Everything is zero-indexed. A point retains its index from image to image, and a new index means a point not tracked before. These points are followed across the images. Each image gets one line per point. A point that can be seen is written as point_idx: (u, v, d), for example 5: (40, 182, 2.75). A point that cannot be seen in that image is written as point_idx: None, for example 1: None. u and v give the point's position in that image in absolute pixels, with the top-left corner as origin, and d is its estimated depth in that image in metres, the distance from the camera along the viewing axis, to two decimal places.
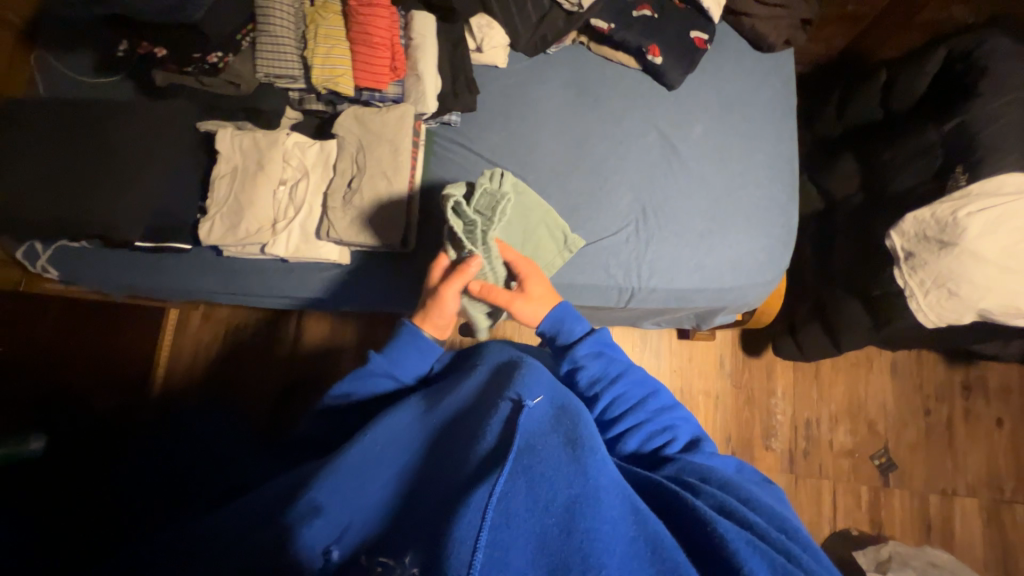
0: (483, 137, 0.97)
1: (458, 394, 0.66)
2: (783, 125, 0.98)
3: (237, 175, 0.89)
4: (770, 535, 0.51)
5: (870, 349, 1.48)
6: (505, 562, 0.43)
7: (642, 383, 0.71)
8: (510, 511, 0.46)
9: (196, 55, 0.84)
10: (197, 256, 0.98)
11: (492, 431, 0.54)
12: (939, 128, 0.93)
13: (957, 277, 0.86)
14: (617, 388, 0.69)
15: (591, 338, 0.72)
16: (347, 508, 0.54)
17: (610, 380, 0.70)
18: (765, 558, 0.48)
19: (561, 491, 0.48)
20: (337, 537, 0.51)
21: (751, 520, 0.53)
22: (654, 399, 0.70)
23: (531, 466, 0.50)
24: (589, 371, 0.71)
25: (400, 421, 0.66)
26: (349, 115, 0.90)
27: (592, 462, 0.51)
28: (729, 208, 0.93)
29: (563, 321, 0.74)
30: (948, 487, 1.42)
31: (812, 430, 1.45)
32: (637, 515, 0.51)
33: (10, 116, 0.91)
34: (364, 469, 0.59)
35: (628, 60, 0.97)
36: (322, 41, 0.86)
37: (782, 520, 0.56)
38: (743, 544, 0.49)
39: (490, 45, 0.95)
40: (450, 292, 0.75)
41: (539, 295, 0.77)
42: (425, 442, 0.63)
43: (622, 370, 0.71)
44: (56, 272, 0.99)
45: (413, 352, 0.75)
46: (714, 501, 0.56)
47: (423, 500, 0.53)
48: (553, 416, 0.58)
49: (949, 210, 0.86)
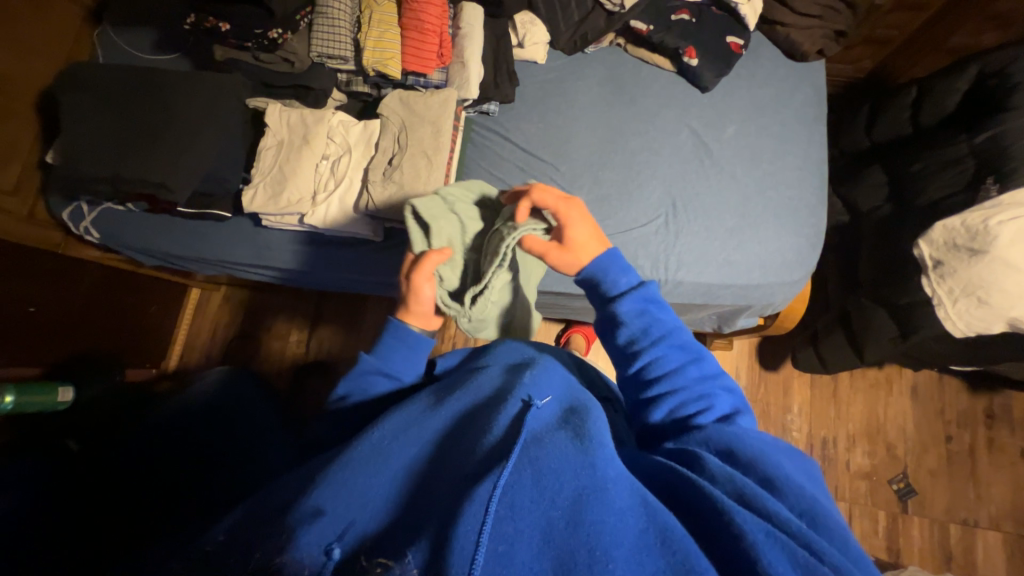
0: (520, 128, 1.00)
1: (470, 390, 0.60)
2: (813, 130, 1.00)
3: (283, 148, 0.94)
4: (791, 525, 0.41)
5: (889, 370, 1.46)
6: (509, 558, 0.40)
7: (686, 348, 0.59)
8: (517, 502, 0.43)
9: (257, 31, 0.89)
10: (235, 225, 1.01)
11: (498, 426, 0.51)
12: (971, 140, 0.95)
13: (987, 286, 0.87)
14: (656, 347, 0.59)
15: (634, 291, 0.62)
16: (355, 507, 0.47)
17: (651, 340, 0.60)
18: (785, 550, 0.40)
19: (568, 482, 0.45)
20: (339, 534, 0.44)
21: (775, 510, 0.42)
22: (697, 366, 0.58)
23: (537, 459, 0.47)
24: (629, 326, 0.61)
25: (408, 416, 0.57)
26: (394, 97, 0.94)
27: (600, 456, 0.48)
28: (758, 207, 0.95)
29: (608, 270, 0.64)
30: (969, 518, 1.38)
31: (829, 449, 1.42)
32: (648, 507, 0.44)
33: (68, 78, 0.93)
34: (377, 462, 0.51)
35: (664, 62, 1.01)
36: (375, 26, 0.92)
37: (815, 503, 0.45)
38: (762, 535, 0.40)
39: (531, 42, 0.99)
40: (423, 276, 0.69)
41: (580, 243, 0.66)
42: (437, 437, 0.55)
43: (666, 330, 0.60)
44: (97, 234, 1.03)
45: (398, 344, 0.69)
46: (730, 488, 0.45)
47: (440, 491, 0.48)
48: (561, 415, 0.54)
49: (979, 219, 0.87)
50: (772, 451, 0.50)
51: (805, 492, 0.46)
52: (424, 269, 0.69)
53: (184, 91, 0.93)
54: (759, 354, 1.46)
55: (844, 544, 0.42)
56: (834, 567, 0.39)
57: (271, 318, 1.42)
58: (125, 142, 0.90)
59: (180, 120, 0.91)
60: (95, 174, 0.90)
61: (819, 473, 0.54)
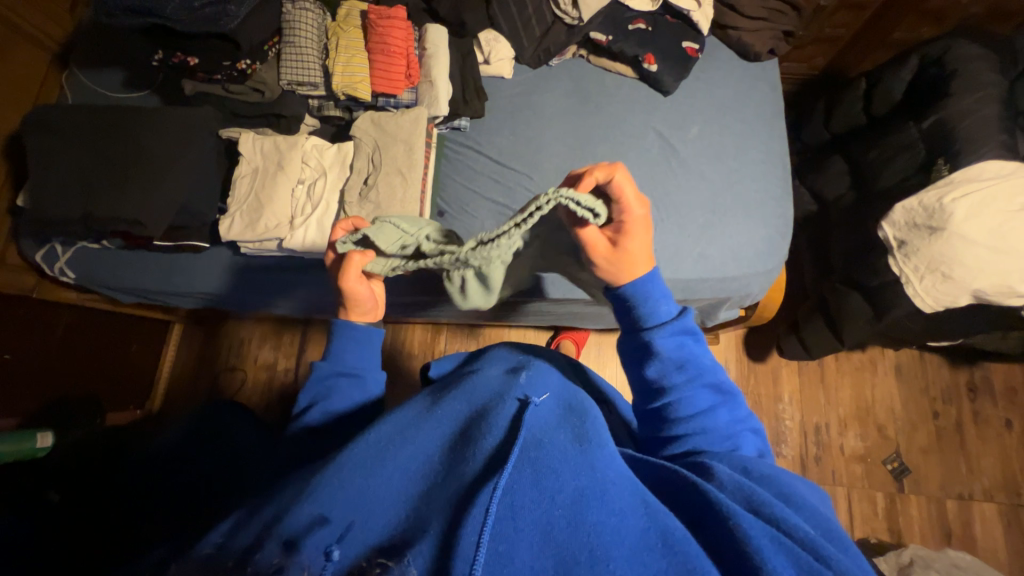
0: (492, 141, 1.03)
1: (466, 391, 0.59)
2: (772, 125, 1.05)
3: (258, 175, 0.94)
4: (798, 534, 0.43)
5: (873, 352, 1.49)
6: (508, 558, 0.40)
7: (719, 387, 0.58)
8: (517, 502, 0.44)
9: (225, 63, 0.90)
10: (215, 255, 1.01)
11: (496, 429, 0.51)
12: (919, 125, 1.00)
13: (949, 261, 0.90)
14: (690, 385, 0.56)
15: (671, 324, 0.58)
16: (356, 508, 0.47)
17: (685, 376, 0.57)
18: (788, 555, 0.41)
19: (568, 483, 0.45)
20: (339, 537, 0.44)
21: (784, 517, 0.44)
22: (726, 406, 0.57)
23: (537, 458, 0.47)
24: (665, 362, 0.57)
25: (405, 416, 0.56)
26: (367, 119, 0.96)
27: (599, 458, 0.48)
28: (728, 201, 0.98)
29: (649, 298, 0.58)
30: (964, 491, 1.40)
31: (822, 435, 1.44)
32: (649, 508, 0.45)
33: (35, 120, 0.93)
34: (372, 464, 0.50)
35: (625, 70, 1.05)
36: (342, 52, 0.94)
37: (826, 522, 0.48)
38: (766, 540, 0.42)
39: (497, 58, 1.03)
40: (351, 279, 0.65)
41: (633, 255, 0.59)
42: (439, 441, 0.53)
43: (700, 368, 0.57)
44: (73, 274, 1.01)
45: (349, 343, 0.69)
46: (740, 495, 0.47)
47: (438, 494, 0.47)
48: (559, 415, 0.55)
49: (935, 197, 0.91)
50: (785, 477, 0.52)
51: (818, 511, 0.48)
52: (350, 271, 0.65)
53: (155, 126, 0.93)
54: (746, 346, 1.49)
55: (851, 550, 0.46)
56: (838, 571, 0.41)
57: (257, 347, 1.40)
58: (97, 179, 0.90)
59: (153, 155, 0.91)
60: (69, 214, 0.89)
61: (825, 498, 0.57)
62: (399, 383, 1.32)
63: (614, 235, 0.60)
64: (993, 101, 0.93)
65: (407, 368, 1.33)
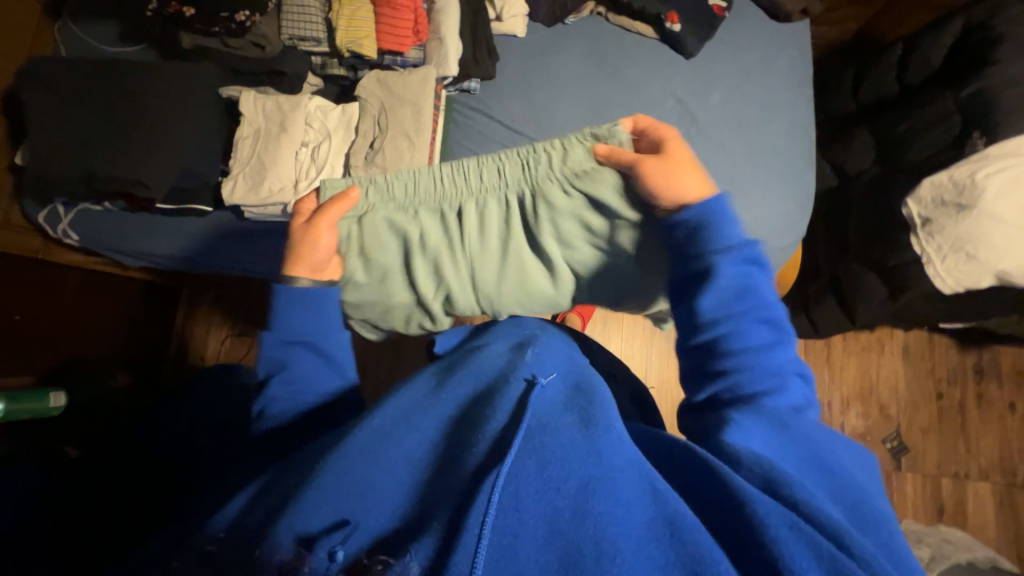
0: (503, 104, 0.98)
1: (472, 372, 0.60)
2: (799, 92, 0.99)
3: (260, 137, 0.91)
4: (817, 518, 0.42)
5: (881, 332, 1.48)
6: (513, 552, 0.40)
7: (775, 326, 0.57)
8: (521, 493, 0.43)
9: (224, 14, 0.86)
10: (217, 220, 0.98)
11: (502, 411, 0.51)
12: (955, 95, 0.95)
13: (975, 240, 0.87)
14: (745, 318, 0.57)
15: (740, 247, 0.59)
16: (360, 501, 0.47)
17: (742, 307, 0.57)
18: (809, 544, 0.39)
19: (573, 472, 0.45)
20: (344, 537, 0.44)
21: (806, 498, 0.43)
22: (782, 346, 0.57)
23: (542, 446, 0.47)
24: (723, 287, 0.57)
25: (408, 399, 0.57)
26: (372, 78, 0.92)
27: (606, 443, 0.48)
28: (746, 174, 0.94)
29: (713, 224, 0.59)
30: (960, 471, 1.42)
31: (823, 413, 1.44)
32: (657, 495, 0.45)
33: (29, 74, 0.89)
34: (376, 451, 0.50)
35: (646, 30, 0.99)
36: (346, 5, 0.89)
37: (854, 495, 0.47)
38: (784, 528, 0.40)
39: (510, 14, 0.97)
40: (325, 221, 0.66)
41: (681, 166, 0.64)
42: (446, 421, 0.54)
43: (762, 301, 0.58)
44: (76, 236, 1.00)
45: (296, 309, 0.63)
46: (759, 475, 0.46)
47: (441, 485, 0.47)
48: (566, 395, 0.56)
49: (966, 172, 0.88)
50: (826, 441, 0.51)
51: (845, 484, 0.47)
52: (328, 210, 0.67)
53: (153, 81, 0.89)
54: None
55: (879, 528, 0.44)
56: (862, 560, 0.39)
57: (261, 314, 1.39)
58: (97, 137, 0.87)
59: (153, 113, 0.88)
60: (69, 174, 0.87)
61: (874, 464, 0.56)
62: (404, 353, 1.33)
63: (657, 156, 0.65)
64: None
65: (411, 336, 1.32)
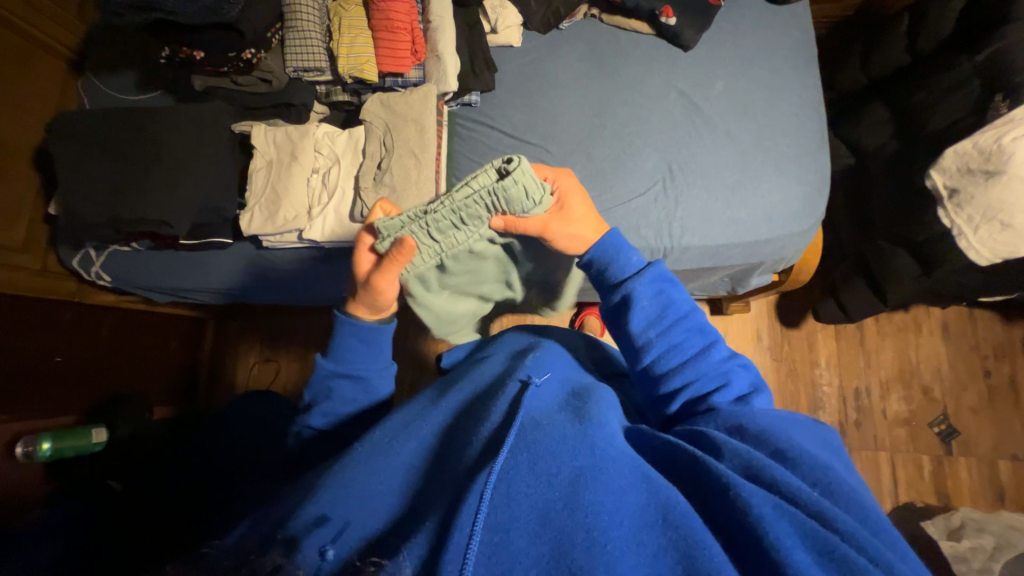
0: (505, 114, 0.99)
1: (471, 381, 0.61)
2: (805, 72, 0.97)
3: (272, 167, 0.94)
4: (802, 497, 0.41)
5: (917, 311, 1.41)
6: (505, 546, 0.40)
7: (702, 332, 0.59)
8: (512, 489, 0.43)
9: (231, 54, 0.90)
10: (238, 250, 1.02)
11: (497, 411, 0.52)
12: (972, 59, 0.91)
13: (1010, 207, 0.82)
14: (670, 338, 0.58)
15: (646, 270, 0.61)
16: (354, 508, 0.47)
17: (667, 323, 0.59)
18: (793, 520, 0.40)
19: (565, 464, 0.44)
20: (334, 537, 0.44)
21: (784, 479, 0.42)
22: (715, 348, 0.57)
23: (534, 441, 0.47)
24: (642, 308, 0.59)
25: (411, 413, 0.59)
26: (375, 101, 0.94)
27: (599, 435, 0.48)
28: (758, 160, 0.92)
29: (618, 251, 0.62)
30: (1018, 452, 1.33)
31: (862, 400, 1.38)
32: (649, 484, 0.44)
33: (57, 127, 0.95)
34: (377, 461, 0.52)
35: (642, 27, 0.99)
36: (346, 32, 0.92)
37: (826, 477, 0.44)
38: (768, 508, 0.41)
39: (505, 25, 0.98)
40: (388, 277, 0.61)
41: (580, 215, 0.65)
42: (437, 432, 0.55)
43: (682, 314, 0.59)
44: (108, 277, 1.05)
45: (355, 343, 0.66)
46: (738, 463, 0.45)
47: (442, 486, 0.48)
48: (562, 398, 0.55)
49: (992, 138, 0.83)
50: (782, 424, 0.50)
51: (817, 460, 0.45)
52: (390, 269, 0.61)
53: (170, 124, 0.93)
54: (779, 312, 1.42)
55: (857, 506, 0.42)
56: (843, 532, 0.39)
57: (288, 338, 1.42)
58: (119, 182, 0.92)
59: (170, 154, 0.92)
60: (96, 219, 0.92)
61: (841, 444, 0.53)
62: (425, 370, 1.29)
63: (557, 205, 0.67)
64: None
65: (431, 350, 1.30)
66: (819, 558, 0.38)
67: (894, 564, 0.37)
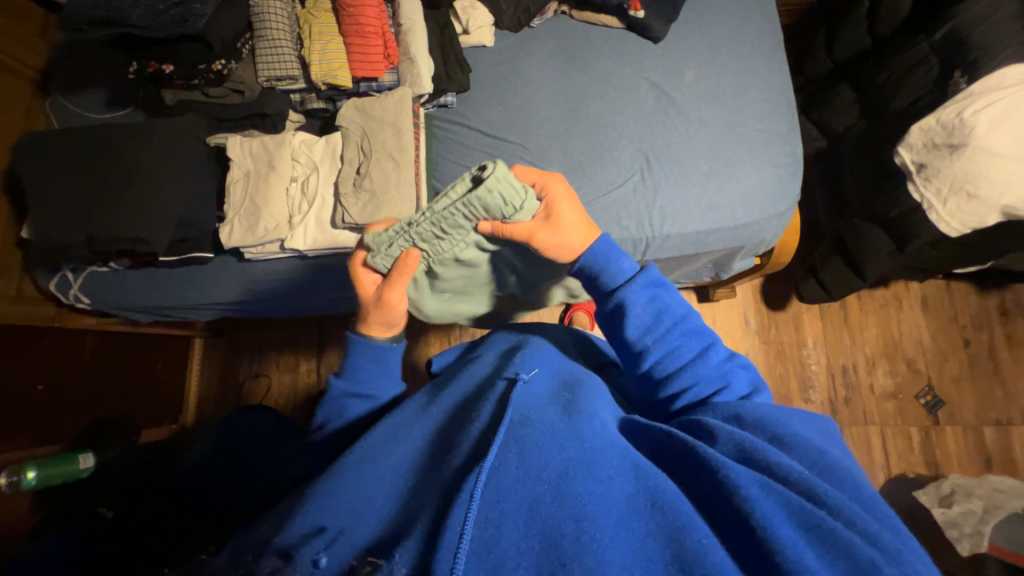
0: (481, 114, 0.99)
1: (461, 382, 0.61)
2: (772, 58, 0.99)
3: (250, 178, 0.94)
4: (792, 477, 0.42)
5: (897, 287, 1.45)
6: (496, 542, 0.40)
7: (699, 335, 0.58)
8: (503, 483, 0.43)
9: (201, 66, 0.89)
10: (219, 264, 1.01)
11: (485, 412, 0.52)
12: (931, 38, 0.94)
13: (974, 178, 0.85)
14: (668, 343, 0.57)
15: (639, 277, 0.60)
16: (346, 515, 0.47)
17: (663, 329, 0.58)
18: (779, 499, 0.41)
19: (554, 457, 0.45)
20: (327, 545, 0.44)
21: (775, 459, 0.43)
22: (713, 351, 0.57)
23: (523, 437, 0.47)
24: (637, 314, 0.58)
25: (403, 418, 0.59)
26: (350, 106, 0.94)
27: (587, 428, 0.48)
28: (731, 145, 0.94)
29: (608, 259, 0.61)
30: (1001, 417, 1.37)
31: (850, 376, 1.41)
32: (638, 471, 0.45)
33: (24, 149, 0.93)
34: (368, 468, 0.52)
35: (611, 21, 1.00)
36: (317, 39, 0.92)
37: (816, 459, 0.46)
38: (756, 488, 0.41)
39: (476, 26, 0.99)
40: (396, 289, 0.65)
41: (569, 224, 0.63)
42: (429, 435, 0.56)
43: (678, 318, 0.58)
44: (88, 299, 1.03)
45: (367, 362, 0.67)
46: (732, 446, 0.46)
47: (435, 485, 0.47)
48: (552, 391, 0.56)
49: (954, 112, 0.86)
50: (775, 410, 0.51)
51: (807, 444, 0.47)
52: (397, 283, 0.65)
53: (141, 139, 0.92)
54: (765, 295, 1.44)
55: (844, 484, 0.44)
56: (831, 509, 0.40)
57: (277, 351, 1.41)
58: (93, 201, 0.90)
59: (144, 170, 0.90)
60: (71, 240, 0.90)
61: (837, 431, 0.54)
62: (419, 374, 1.28)
63: (545, 212, 0.65)
64: None
65: (423, 354, 1.29)
66: (806, 533, 0.39)
67: (882, 537, 0.38)
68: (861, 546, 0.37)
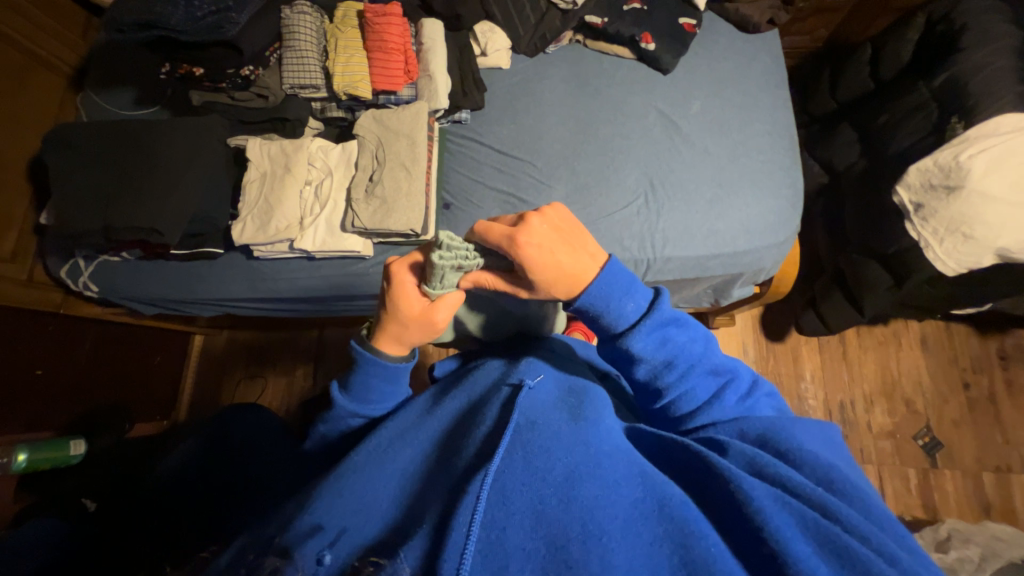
0: (494, 131, 1.03)
1: (466, 388, 0.61)
2: (776, 94, 1.03)
3: (266, 179, 0.96)
4: (807, 492, 0.42)
5: (896, 325, 1.45)
6: (500, 543, 0.41)
7: (719, 373, 0.54)
8: (508, 487, 0.44)
9: (230, 71, 0.93)
10: (229, 260, 1.03)
11: (490, 415, 0.52)
12: (929, 84, 0.98)
13: (970, 220, 0.87)
14: (683, 385, 0.53)
15: (649, 319, 0.53)
16: (350, 513, 0.48)
17: (677, 373, 0.53)
18: (794, 514, 0.41)
19: (559, 461, 0.45)
20: (331, 542, 0.46)
21: (789, 476, 0.43)
22: (733, 388, 0.54)
23: (529, 441, 0.48)
24: (647, 362, 0.53)
25: (405, 419, 0.59)
26: (368, 117, 0.97)
27: (594, 433, 0.48)
28: (733, 173, 0.97)
29: (608, 301, 0.52)
30: (1001, 464, 1.35)
31: (847, 412, 1.40)
32: (646, 478, 0.45)
33: (51, 139, 0.96)
34: (372, 468, 0.52)
35: (623, 51, 1.05)
36: (342, 52, 0.96)
37: (832, 471, 0.45)
38: (770, 501, 0.41)
39: (493, 48, 1.03)
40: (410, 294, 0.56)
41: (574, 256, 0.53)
42: (433, 438, 0.55)
43: (692, 359, 0.53)
44: (96, 287, 1.04)
45: (378, 383, 0.62)
46: (743, 459, 0.45)
47: (439, 486, 0.48)
48: (559, 395, 0.57)
49: (950, 155, 0.89)
50: (787, 426, 0.49)
51: (819, 458, 0.46)
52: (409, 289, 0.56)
53: (165, 136, 0.95)
54: (764, 326, 1.45)
55: (858, 501, 0.43)
56: (847, 527, 0.40)
57: (276, 350, 1.41)
58: (112, 192, 0.93)
59: (165, 165, 0.93)
60: (87, 228, 0.92)
61: (842, 438, 0.54)
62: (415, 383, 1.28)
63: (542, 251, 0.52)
64: (1005, 53, 0.91)
65: (420, 363, 1.30)
66: (820, 548, 0.39)
67: (900, 557, 0.38)
68: (878, 567, 0.37)
